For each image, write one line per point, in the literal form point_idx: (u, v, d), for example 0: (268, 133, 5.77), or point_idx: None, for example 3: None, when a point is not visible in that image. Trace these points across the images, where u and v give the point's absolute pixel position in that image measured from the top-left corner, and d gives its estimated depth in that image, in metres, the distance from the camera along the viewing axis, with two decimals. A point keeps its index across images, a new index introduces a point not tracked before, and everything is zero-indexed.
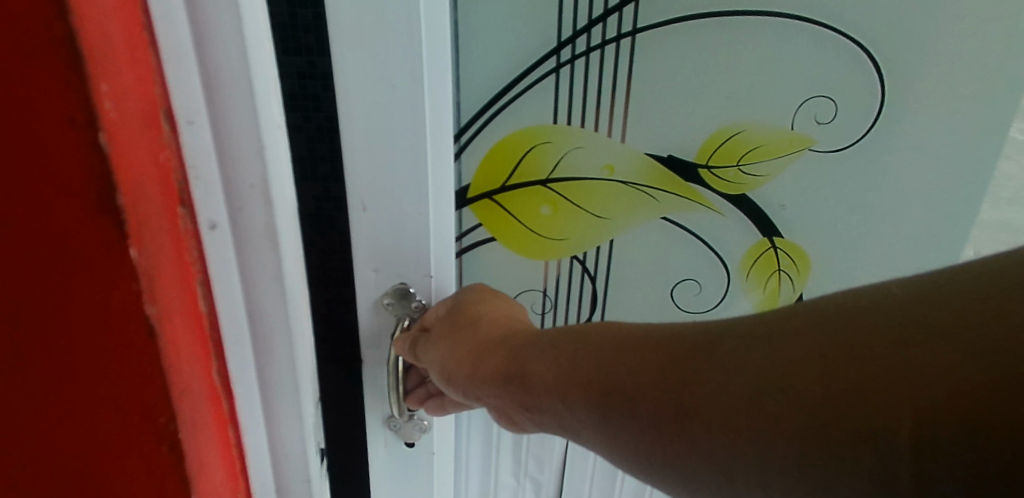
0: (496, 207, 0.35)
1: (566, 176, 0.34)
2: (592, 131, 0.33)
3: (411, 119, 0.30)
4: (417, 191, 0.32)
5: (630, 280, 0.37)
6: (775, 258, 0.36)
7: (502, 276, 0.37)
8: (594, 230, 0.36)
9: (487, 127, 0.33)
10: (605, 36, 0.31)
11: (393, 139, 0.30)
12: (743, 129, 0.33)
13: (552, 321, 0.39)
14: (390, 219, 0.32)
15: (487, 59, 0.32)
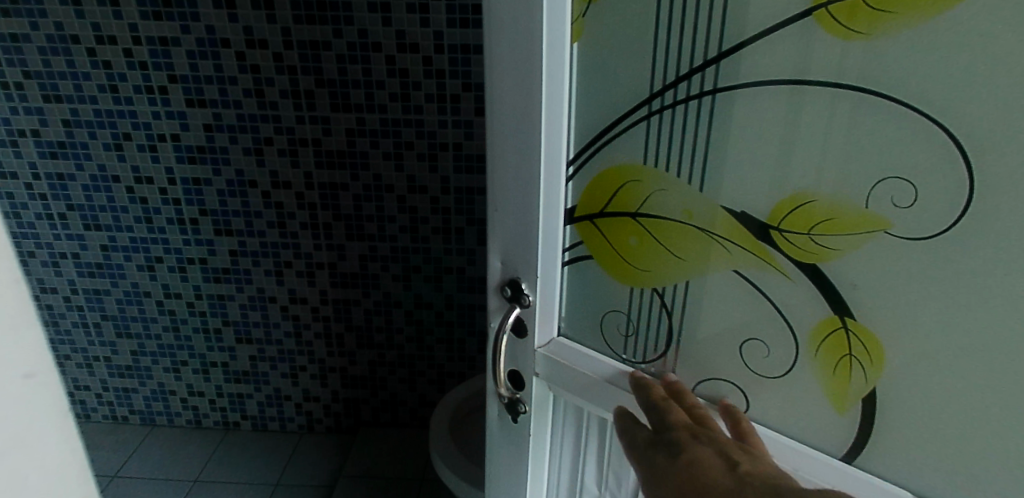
0: (597, 230, 0.44)
1: (651, 213, 0.41)
2: (674, 175, 0.39)
3: (526, 156, 0.43)
4: (528, 207, 0.44)
5: (705, 318, 0.41)
6: (847, 340, 0.36)
7: (601, 293, 0.46)
8: (674, 268, 0.41)
9: (592, 162, 0.43)
10: (691, 91, 0.37)
11: (518, 169, 0.43)
12: (810, 199, 0.35)
13: (635, 344, 0.45)
14: (511, 227, 0.46)
15: (596, 122, 0.42)
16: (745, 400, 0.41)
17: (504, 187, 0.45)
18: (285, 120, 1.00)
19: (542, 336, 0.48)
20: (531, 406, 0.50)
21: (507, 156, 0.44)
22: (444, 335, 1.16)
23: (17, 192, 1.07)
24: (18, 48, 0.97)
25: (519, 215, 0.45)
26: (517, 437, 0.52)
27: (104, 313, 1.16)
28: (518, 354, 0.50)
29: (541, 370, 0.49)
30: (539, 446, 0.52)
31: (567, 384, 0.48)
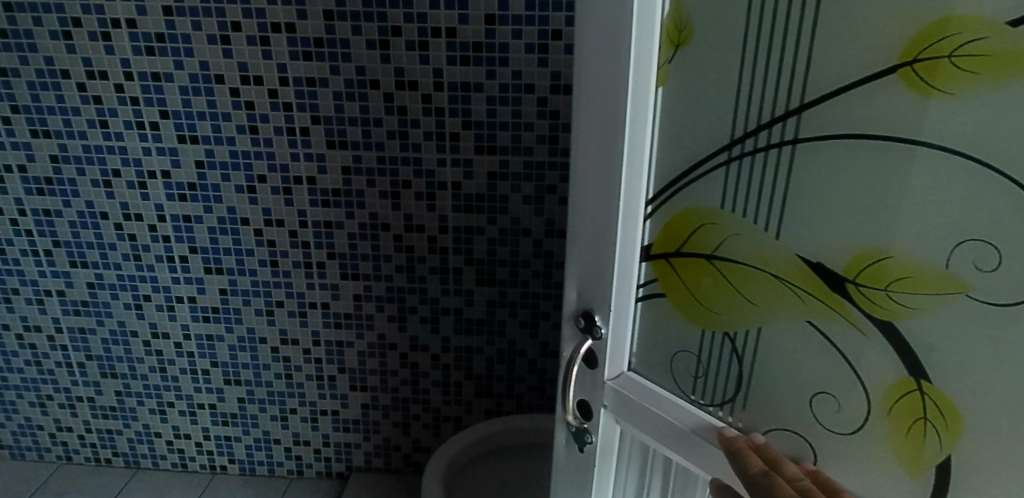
0: (670, 269, 0.47)
1: (723, 256, 0.44)
2: (748, 220, 0.42)
3: (605, 194, 0.47)
4: (603, 242, 0.48)
5: (773, 364, 0.43)
6: (924, 408, 0.36)
7: (673, 332, 0.48)
8: (745, 308, 0.43)
9: (667, 203, 0.46)
10: (771, 140, 0.39)
11: (596, 205, 0.48)
12: (889, 255, 0.36)
13: (704, 386, 0.47)
14: (587, 259, 0.50)
15: (675, 163, 0.45)
16: (817, 450, 0.42)
17: (582, 224, 0.49)
18: (278, 158, 0.96)
19: (610, 369, 0.52)
20: (598, 438, 0.54)
21: (588, 196, 0.48)
22: (441, 379, 1.11)
23: (4, 228, 1.05)
24: (11, 82, 0.95)
25: (595, 252, 0.49)
26: (588, 462, 0.56)
27: (80, 356, 1.13)
28: (589, 387, 0.54)
29: (608, 402, 0.53)
30: (607, 472, 0.55)
31: (634, 421, 0.51)
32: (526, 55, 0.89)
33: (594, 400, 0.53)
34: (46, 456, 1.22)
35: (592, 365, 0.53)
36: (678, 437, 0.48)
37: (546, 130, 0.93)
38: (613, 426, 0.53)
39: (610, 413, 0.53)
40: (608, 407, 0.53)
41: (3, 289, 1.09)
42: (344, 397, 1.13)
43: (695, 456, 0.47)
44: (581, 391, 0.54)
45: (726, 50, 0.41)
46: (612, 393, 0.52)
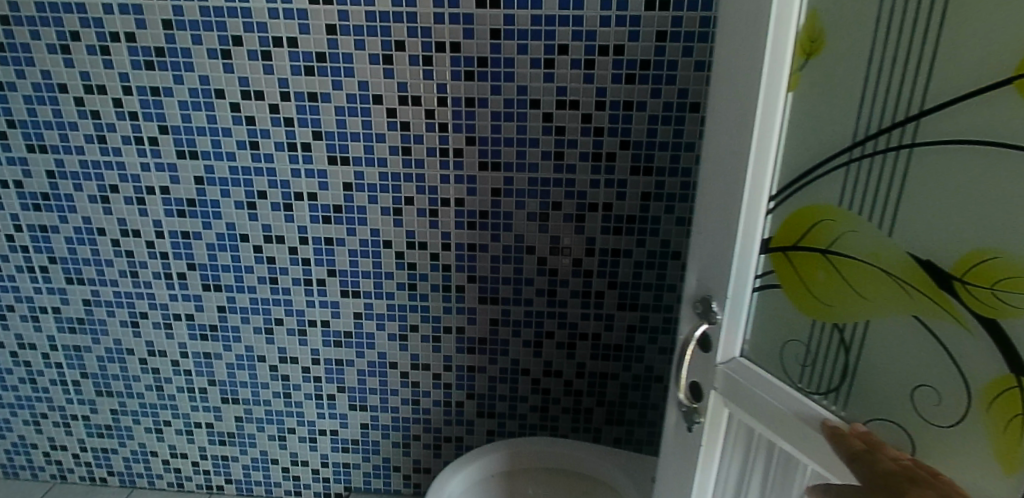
0: (785, 261, 0.63)
1: (840, 252, 0.58)
2: (867, 222, 0.56)
3: (729, 201, 0.63)
4: (725, 241, 0.64)
5: (880, 345, 0.57)
6: (1016, 402, 0.47)
7: (785, 315, 0.64)
8: (827, 312, 0.60)
9: (782, 206, 0.62)
10: (892, 143, 0.53)
11: (722, 211, 0.64)
12: (1000, 255, 0.47)
13: (809, 371, 0.62)
14: (710, 257, 0.67)
15: (794, 166, 0.61)
16: (931, 429, 0.54)
17: (707, 238, 0.67)
18: (331, 177, 1.12)
19: (721, 357, 0.67)
20: (707, 417, 0.70)
21: (713, 215, 0.66)
22: (498, 374, 1.27)
23: (67, 204, 1.21)
24: (85, 97, 1.12)
25: (716, 255, 0.66)
26: (699, 439, 0.71)
27: (135, 318, 1.31)
28: (702, 369, 0.70)
29: (718, 384, 0.68)
30: (717, 446, 0.71)
31: (745, 405, 0.65)
32: (532, 71, 1.01)
33: (706, 381, 0.70)
34: (95, 408, 1.42)
35: (707, 344, 0.69)
36: (779, 421, 0.61)
37: (552, 146, 1.06)
38: (720, 412, 0.69)
39: (718, 394, 0.68)
40: (719, 390, 0.68)
41: (39, 261, 1.27)
42: (368, 365, 1.29)
43: (792, 437, 0.60)
44: (696, 372, 0.71)
45: (830, 115, 0.58)
46: (722, 378, 0.67)
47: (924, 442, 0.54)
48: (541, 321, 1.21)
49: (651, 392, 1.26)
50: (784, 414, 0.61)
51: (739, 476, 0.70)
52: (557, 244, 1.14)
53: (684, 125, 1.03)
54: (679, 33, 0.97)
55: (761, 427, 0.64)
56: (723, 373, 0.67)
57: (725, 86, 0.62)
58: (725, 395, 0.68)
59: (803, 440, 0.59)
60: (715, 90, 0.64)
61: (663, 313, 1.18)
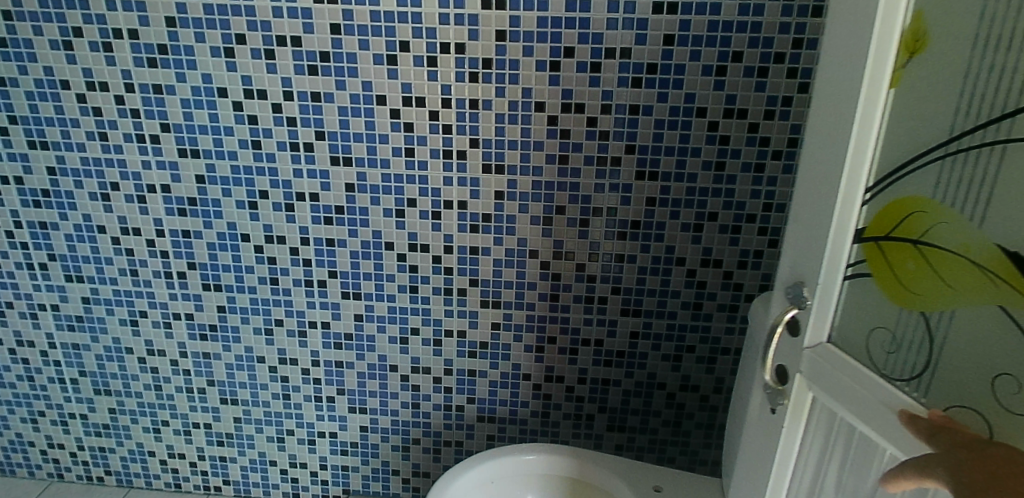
0: (876, 250, 0.62)
1: (931, 242, 0.57)
2: (961, 212, 0.55)
3: (827, 190, 0.63)
4: (819, 229, 0.65)
5: (965, 336, 0.56)
6: None
7: (873, 304, 0.64)
8: (915, 302, 0.60)
9: (876, 196, 0.61)
10: (987, 138, 0.53)
11: (818, 199, 0.65)
12: None
13: (896, 359, 0.62)
14: (804, 244, 0.68)
15: (889, 159, 0.60)
16: (1011, 420, 0.52)
17: (805, 225, 0.68)
18: (333, 179, 1.11)
19: (809, 340, 0.67)
20: (791, 398, 0.70)
21: (811, 203, 0.66)
22: (499, 379, 1.26)
23: (67, 201, 1.20)
24: (87, 94, 1.11)
25: (812, 242, 0.66)
26: (784, 418, 0.71)
27: (134, 317, 1.30)
28: (789, 351, 0.70)
29: (802, 367, 0.68)
30: (800, 428, 0.70)
31: (829, 386, 0.64)
32: (538, 73, 1.00)
33: (792, 364, 0.70)
34: (94, 407, 1.41)
35: (795, 327, 0.69)
36: (864, 403, 0.60)
37: (556, 150, 1.05)
38: (804, 398, 0.69)
39: (801, 378, 0.68)
40: (802, 373, 0.68)
41: (38, 258, 1.26)
42: (368, 368, 1.28)
43: (874, 419, 0.59)
44: (783, 355, 0.72)
45: (932, 108, 0.57)
46: (807, 361, 0.67)
47: (1002, 431, 0.53)
48: (543, 326, 1.20)
49: (653, 399, 1.24)
50: (868, 397, 0.60)
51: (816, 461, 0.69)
52: (560, 248, 1.12)
53: (690, 130, 1.01)
54: (687, 37, 0.96)
55: (843, 408, 0.63)
56: (808, 356, 0.67)
57: (831, 77, 0.63)
58: (808, 377, 0.67)
59: (885, 422, 0.58)
60: (822, 82, 0.65)
61: (666, 320, 1.17)
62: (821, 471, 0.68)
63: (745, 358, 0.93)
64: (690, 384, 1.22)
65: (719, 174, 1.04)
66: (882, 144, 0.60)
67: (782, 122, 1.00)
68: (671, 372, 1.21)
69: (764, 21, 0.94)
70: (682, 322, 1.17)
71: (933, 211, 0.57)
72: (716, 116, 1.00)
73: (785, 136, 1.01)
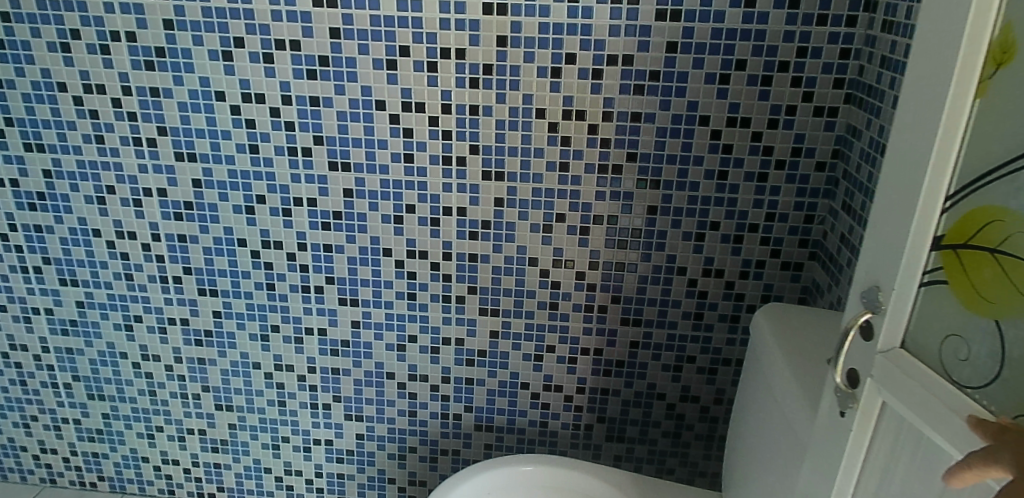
0: (955, 258, 0.48)
1: (1012, 252, 0.44)
2: None
3: (906, 191, 0.51)
4: (896, 236, 0.52)
5: None
6: None
7: (952, 316, 0.49)
8: (995, 313, 0.46)
9: (963, 199, 0.48)
10: None
11: (897, 199, 0.52)
12: None
13: (976, 379, 0.47)
14: (880, 250, 0.54)
15: (981, 157, 0.46)
16: None
17: (883, 221, 0.54)
18: (332, 184, 1.10)
19: (882, 344, 0.53)
20: (860, 404, 0.56)
21: (890, 194, 0.53)
22: (497, 388, 1.24)
23: (62, 204, 1.19)
24: (84, 96, 1.10)
25: (888, 247, 0.53)
26: (846, 423, 0.58)
27: (129, 322, 1.28)
28: (860, 355, 0.56)
29: (874, 372, 0.54)
30: (863, 435, 0.56)
31: (898, 389, 0.51)
32: (539, 80, 0.99)
33: (865, 368, 0.55)
34: (87, 412, 1.39)
35: (867, 335, 0.55)
36: (938, 405, 0.47)
37: (557, 158, 1.04)
38: (874, 402, 0.55)
39: (873, 384, 0.54)
40: (873, 377, 0.54)
41: (33, 261, 1.25)
42: (365, 375, 1.26)
43: (946, 425, 0.46)
44: (853, 357, 0.57)
45: None
46: (879, 366, 0.53)
47: None
48: (541, 334, 1.18)
49: (653, 409, 1.23)
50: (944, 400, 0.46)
51: (882, 472, 0.55)
52: (560, 256, 1.11)
53: (693, 138, 1.00)
54: (690, 45, 0.95)
55: (913, 411, 0.49)
56: (880, 361, 0.53)
57: (923, 43, 0.50)
58: (881, 384, 0.53)
59: (958, 431, 0.44)
60: (912, 54, 0.51)
61: (666, 330, 1.15)
62: (886, 484, 0.54)
63: (746, 371, 0.92)
64: (690, 394, 1.20)
65: (722, 183, 1.03)
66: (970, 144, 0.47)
67: (785, 131, 0.99)
68: (671, 382, 1.20)
69: (768, 29, 0.93)
70: (683, 332, 1.15)
71: (1017, 212, 0.44)
72: (718, 125, 0.99)
73: (788, 145, 1.00)
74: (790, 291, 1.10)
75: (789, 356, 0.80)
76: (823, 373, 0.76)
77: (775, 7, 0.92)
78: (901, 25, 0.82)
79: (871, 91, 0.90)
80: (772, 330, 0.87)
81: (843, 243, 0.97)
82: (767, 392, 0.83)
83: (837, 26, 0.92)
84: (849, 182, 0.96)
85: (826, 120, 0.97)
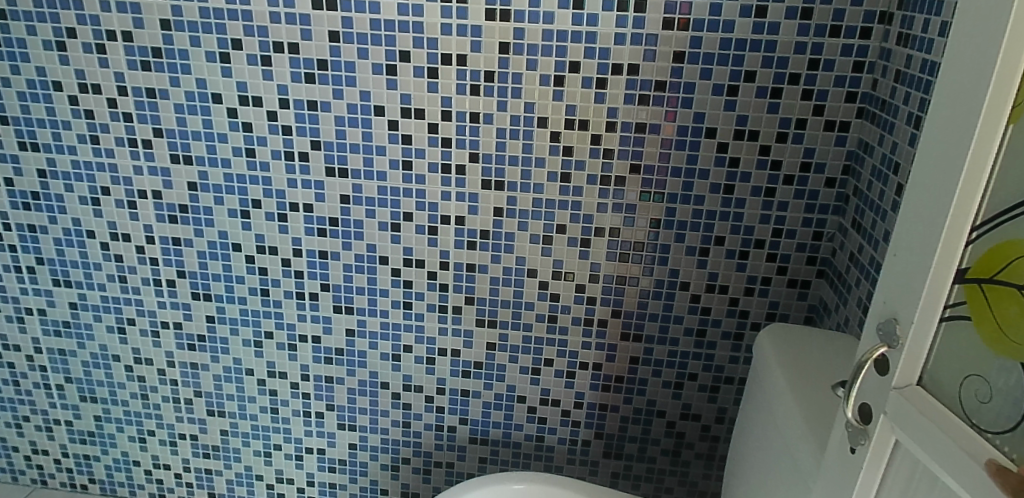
0: (979, 293, 0.45)
1: None
2: None
3: (931, 219, 0.48)
4: (918, 267, 0.49)
5: None
6: None
7: (975, 352, 0.47)
8: (1017, 354, 0.43)
9: (989, 231, 0.45)
10: None
11: (920, 226, 0.50)
12: None
13: (993, 421, 0.45)
14: (900, 279, 0.52)
15: (1009, 187, 0.43)
16: None
17: (904, 248, 0.52)
18: (330, 189, 1.08)
19: (897, 380, 0.51)
20: (872, 442, 0.53)
21: (912, 221, 0.51)
22: (494, 400, 1.21)
23: (56, 204, 1.17)
24: (79, 96, 1.08)
25: (908, 277, 0.51)
26: (855, 461, 0.55)
27: (122, 324, 1.26)
28: (873, 390, 0.54)
29: (888, 408, 0.52)
30: (874, 474, 0.54)
31: (912, 428, 0.48)
32: (541, 88, 0.97)
33: (879, 404, 0.53)
34: (79, 414, 1.36)
35: (883, 369, 0.53)
36: (953, 447, 0.44)
37: (559, 168, 1.01)
38: (887, 440, 0.52)
39: (887, 421, 0.52)
40: (887, 414, 0.52)
41: (26, 261, 1.23)
42: (359, 384, 1.24)
43: (961, 469, 0.43)
44: (867, 391, 0.55)
45: None
46: (894, 403, 0.51)
47: None
48: (539, 348, 1.16)
49: (652, 426, 1.20)
50: (960, 442, 0.44)
51: None
52: (559, 268, 1.09)
53: (699, 150, 0.98)
54: (697, 55, 0.92)
55: (927, 452, 0.47)
56: (894, 398, 0.51)
57: (952, 67, 0.47)
58: (895, 422, 0.51)
59: (973, 477, 0.42)
60: (942, 71, 0.48)
61: (668, 346, 1.13)
62: None
63: (747, 393, 0.89)
64: (691, 412, 1.18)
65: (728, 197, 1.00)
66: (999, 173, 0.44)
67: (795, 145, 0.96)
68: (671, 399, 1.17)
69: (779, 40, 0.91)
70: (685, 349, 1.12)
71: None
72: (726, 137, 0.97)
73: (797, 160, 0.97)
74: (796, 309, 1.07)
75: (793, 387, 0.76)
76: (830, 404, 0.72)
77: (786, 18, 0.89)
78: (918, 38, 0.79)
79: (885, 106, 0.87)
80: (774, 352, 0.84)
81: (852, 262, 0.95)
82: (770, 423, 0.79)
83: (851, 38, 0.89)
84: (860, 198, 0.94)
85: (838, 134, 0.95)
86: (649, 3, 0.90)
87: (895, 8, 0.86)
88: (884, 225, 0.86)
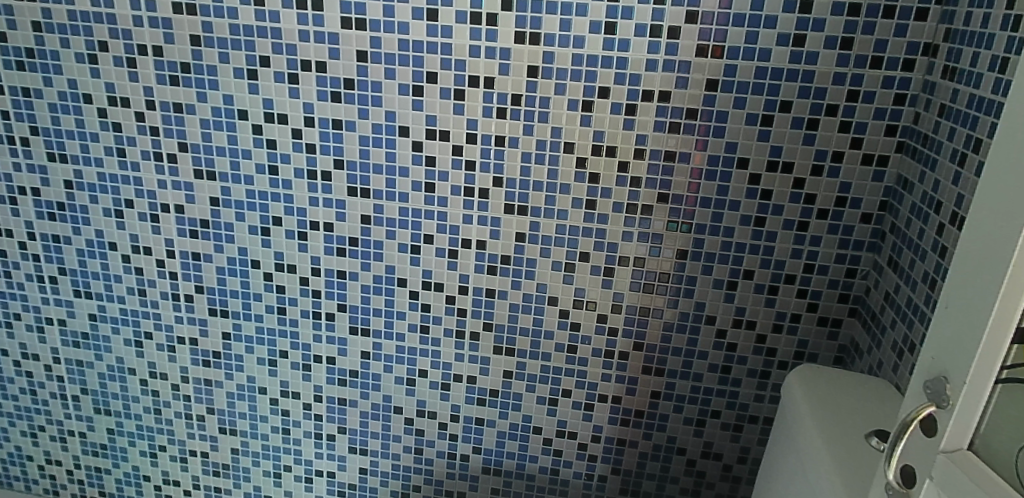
0: None
1: None
2: None
3: (987, 275, 0.45)
4: (972, 324, 0.46)
5: None
6: None
7: None
8: None
9: None
10: None
11: (973, 281, 0.47)
12: None
13: None
14: (950, 337, 0.48)
15: None
16: None
17: (957, 302, 0.48)
18: (351, 209, 1.07)
19: (945, 444, 0.47)
20: None
21: (965, 275, 0.48)
22: (509, 429, 1.18)
23: (81, 215, 1.17)
24: (108, 109, 1.09)
25: (961, 335, 0.47)
26: None
27: (139, 338, 1.25)
28: (919, 452, 0.50)
29: (934, 473, 0.48)
30: None
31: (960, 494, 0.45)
32: (569, 113, 0.96)
33: (924, 468, 0.49)
34: (92, 425, 1.35)
35: (929, 431, 0.49)
36: None
37: (584, 195, 0.99)
38: None
39: (934, 487, 0.48)
40: (933, 479, 0.48)
41: (49, 271, 1.23)
42: (372, 408, 1.21)
43: None
44: (912, 453, 0.51)
45: None
46: (941, 468, 0.47)
47: None
48: (557, 378, 1.12)
49: (671, 464, 1.15)
50: None
51: None
52: (581, 297, 1.06)
53: (730, 182, 0.95)
54: (731, 83, 0.90)
55: None
56: (941, 463, 0.47)
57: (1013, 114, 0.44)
58: (941, 488, 0.47)
59: None
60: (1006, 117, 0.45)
61: (690, 382, 1.09)
62: None
63: (775, 438, 0.86)
64: (713, 452, 1.13)
65: (758, 229, 0.97)
66: None
67: (830, 179, 0.93)
68: (692, 437, 1.13)
69: (817, 70, 0.88)
70: (708, 385, 1.08)
71: None
72: (758, 169, 0.94)
73: (832, 195, 0.94)
74: (826, 349, 1.03)
75: (827, 442, 0.71)
76: (869, 462, 0.68)
77: (825, 47, 0.87)
78: (965, 72, 0.77)
79: (927, 141, 0.84)
80: (806, 398, 0.80)
81: (887, 302, 0.91)
82: (801, 478, 0.74)
83: (893, 70, 0.87)
84: (896, 236, 0.90)
85: (875, 169, 0.92)
86: (682, 30, 0.89)
87: (941, 40, 0.83)
88: (922, 265, 0.82)
